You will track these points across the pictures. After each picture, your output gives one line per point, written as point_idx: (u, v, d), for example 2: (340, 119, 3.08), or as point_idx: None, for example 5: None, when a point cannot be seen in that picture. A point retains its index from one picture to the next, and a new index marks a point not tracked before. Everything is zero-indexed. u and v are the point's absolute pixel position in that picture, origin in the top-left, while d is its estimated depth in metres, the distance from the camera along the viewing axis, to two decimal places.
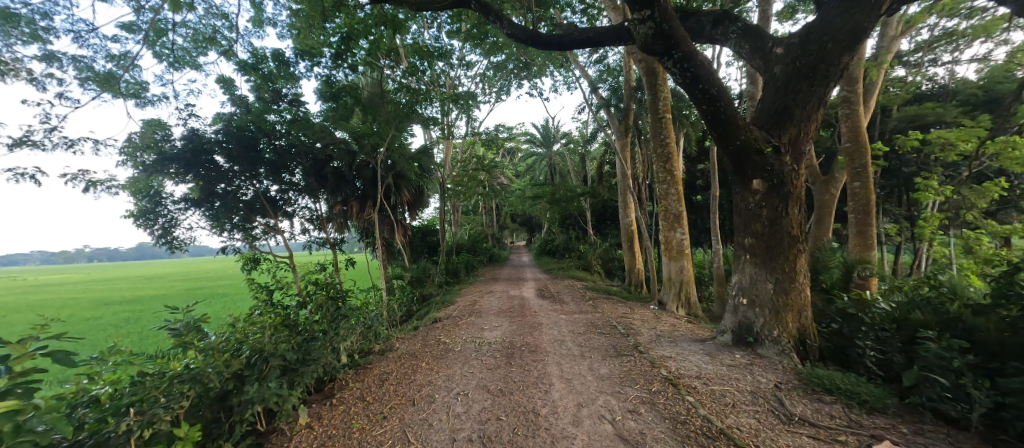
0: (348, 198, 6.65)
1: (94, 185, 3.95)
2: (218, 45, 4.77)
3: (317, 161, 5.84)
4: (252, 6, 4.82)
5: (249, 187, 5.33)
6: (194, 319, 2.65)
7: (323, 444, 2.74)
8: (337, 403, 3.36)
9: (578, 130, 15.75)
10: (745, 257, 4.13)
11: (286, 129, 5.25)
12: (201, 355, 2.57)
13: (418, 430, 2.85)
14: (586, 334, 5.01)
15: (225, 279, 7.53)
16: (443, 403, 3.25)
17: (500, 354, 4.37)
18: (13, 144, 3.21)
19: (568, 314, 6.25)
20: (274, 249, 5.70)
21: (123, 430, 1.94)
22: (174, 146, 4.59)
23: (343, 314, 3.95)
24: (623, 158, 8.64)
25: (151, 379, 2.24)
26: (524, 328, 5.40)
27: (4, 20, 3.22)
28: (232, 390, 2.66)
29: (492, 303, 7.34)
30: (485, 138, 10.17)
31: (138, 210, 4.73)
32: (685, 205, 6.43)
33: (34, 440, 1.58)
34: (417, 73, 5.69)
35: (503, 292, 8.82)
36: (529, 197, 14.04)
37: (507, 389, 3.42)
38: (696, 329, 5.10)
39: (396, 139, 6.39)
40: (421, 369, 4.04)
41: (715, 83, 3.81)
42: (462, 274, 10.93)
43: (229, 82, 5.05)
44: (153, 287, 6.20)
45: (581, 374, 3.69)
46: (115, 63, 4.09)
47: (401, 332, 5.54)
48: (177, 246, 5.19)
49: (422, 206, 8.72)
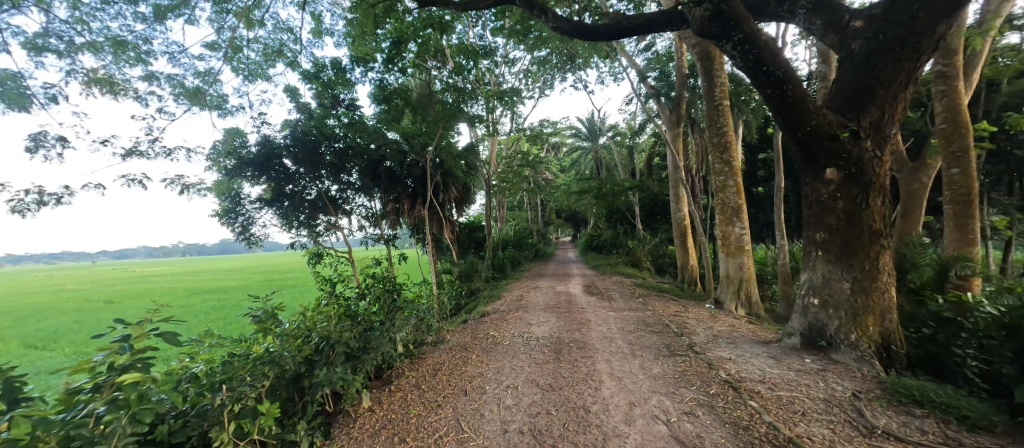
0: (400, 196, 6.95)
1: (188, 188, 4.46)
2: (285, 57, 5.20)
3: (373, 162, 6.18)
4: (313, 18, 5.19)
5: (314, 187, 5.75)
6: (272, 307, 2.94)
7: (384, 428, 2.91)
8: (395, 389, 3.56)
9: (626, 122, 15.24)
10: (816, 253, 3.80)
11: (345, 132, 5.59)
12: (278, 340, 2.83)
13: (470, 419, 2.95)
14: (637, 332, 4.87)
15: (293, 272, 8.18)
16: (494, 395, 3.33)
17: (548, 350, 4.37)
18: (125, 154, 3.72)
19: (617, 311, 6.11)
20: (335, 245, 6.12)
21: (218, 404, 2.21)
22: (250, 152, 5.07)
23: (399, 306, 4.15)
24: (675, 149, 8.22)
25: (238, 360, 2.51)
26: (573, 325, 5.34)
27: (116, 47, 3.75)
28: (304, 373, 2.91)
29: (538, 299, 7.34)
30: (531, 134, 10.17)
31: (222, 210, 5.31)
32: (745, 198, 6.02)
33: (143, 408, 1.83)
34: (463, 73, 5.81)
35: (549, 287, 8.81)
36: (574, 192, 13.87)
37: (557, 384, 3.42)
38: (758, 330, 4.76)
39: (444, 138, 6.59)
40: (472, 361, 4.15)
41: (780, 66, 3.51)
42: (508, 269, 11.08)
43: (294, 91, 5.46)
44: (234, 278, 6.91)
45: (632, 372, 3.59)
46: (201, 80, 4.59)
47: (452, 325, 5.73)
48: (254, 242, 5.74)
49: (469, 202, 8.91)
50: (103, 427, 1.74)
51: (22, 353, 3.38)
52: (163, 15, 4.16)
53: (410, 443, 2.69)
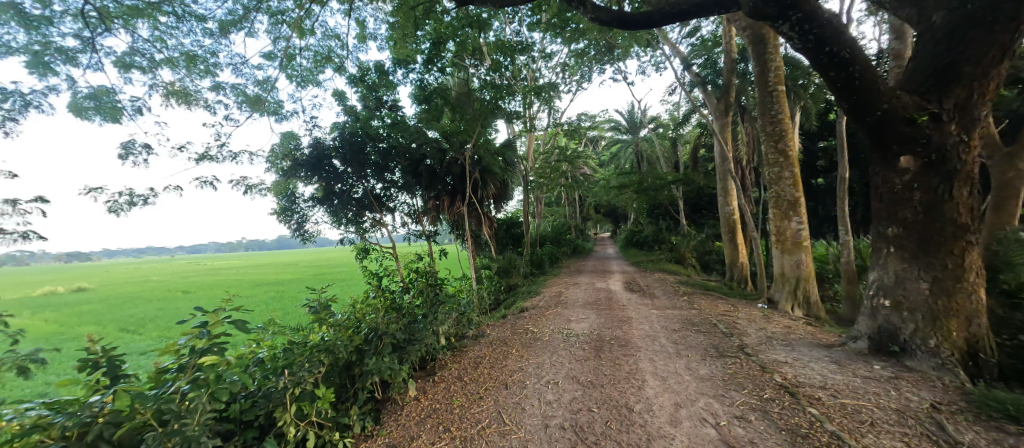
0: (440, 193, 7.11)
1: (250, 188, 4.84)
2: (333, 62, 5.48)
3: (414, 161, 6.37)
4: (358, 24, 5.42)
5: (360, 185, 6.01)
6: (327, 299, 3.14)
7: (429, 417, 3.04)
8: (439, 380, 3.68)
9: (668, 113, 14.63)
10: (887, 250, 3.46)
11: (389, 132, 5.81)
12: (332, 330, 3.02)
13: (511, 412, 3.00)
14: (682, 331, 4.70)
15: (342, 267, 8.66)
16: (534, 390, 3.35)
17: (589, 346, 4.32)
18: (198, 158, 4.09)
19: (660, 308, 5.91)
20: (381, 240, 6.39)
21: (282, 387, 2.40)
22: (304, 154, 5.39)
23: (441, 300, 4.27)
24: (723, 140, 7.78)
25: (298, 348, 2.70)
26: (613, 322, 5.24)
27: (188, 61, 4.13)
28: (355, 361, 3.08)
29: (577, 295, 7.26)
30: (569, 129, 10.05)
31: (279, 208, 5.73)
32: (803, 190, 5.59)
33: (215, 388, 2.03)
34: (500, 70, 5.84)
35: (589, 284, 8.69)
36: (613, 187, 13.55)
37: (599, 382, 3.38)
38: (819, 333, 4.42)
39: (481, 135, 6.70)
40: (513, 356, 4.20)
41: (845, 45, 3.20)
42: (546, 265, 11.05)
43: (342, 95, 5.75)
44: (291, 272, 7.44)
45: (678, 372, 3.47)
46: (260, 88, 4.95)
47: (491, 320, 5.82)
48: (308, 238, 6.14)
49: (507, 198, 8.97)
50: (188, 403, 1.95)
51: (120, 334, 3.85)
52: (227, 29, 4.52)
53: (454, 433, 2.79)
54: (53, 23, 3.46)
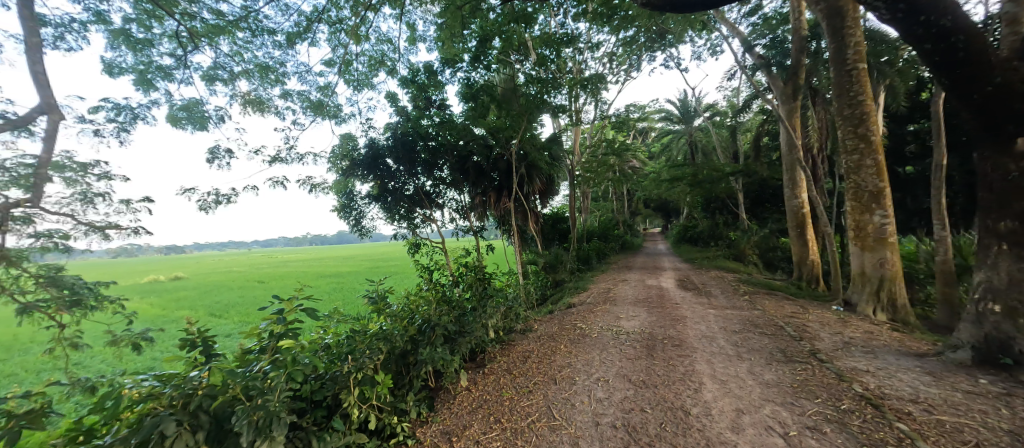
0: (486, 189, 7.20)
1: (315, 187, 5.23)
2: (386, 66, 5.74)
3: (462, 157, 6.51)
4: (408, 28, 5.63)
5: (411, 183, 6.20)
6: (384, 290, 3.32)
7: (480, 407, 3.13)
8: (488, 372, 3.77)
9: (726, 100, 13.67)
10: (998, 247, 2.99)
11: (438, 131, 5.98)
12: (390, 319, 3.20)
13: (561, 407, 3.00)
14: (744, 332, 4.40)
15: (395, 260, 9.09)
16: (584, 386, 3.32)
17: (640, 345, 4.19)
18: (271, 160, 4.49)
19: (718, 308, 5.58)
20: (431, 236, 6.59)
21: (346, 371, 2.59)
22: (360, 154, 5.69)
23: (489, 293, 4.34)
24: (791, 126, 7.13)
25: (359, 335, 2.88)
26: (666, 321, 5.03)
27: (261, 73, 4.54)
28: (410, 350, 3.23)
29: (627, 293, 7.04)
30: (617, 120, 9.72)
31: (339, 205, 6.13)
32: (888, 180, 4.99)
33: (289, 369, 2.23)
34: (546, 64, 5.80)
35: (638, 281, 8.41)
36: (664, 180, 12.95)
37: (651, 382, 3.27)
38: (908, 340, 3.93)
39: (527, 130, 6.70)
40: (561, 352, 4.18)
41: (946, 12, 2.77)
42: (594, 262, 10.84)
43: (394, 96, 6.00)
44: (350, 265, 7.94)
45: (739, 376, 3.26)
46: (322, 94, 5.32)
47: (538, 315, 5.83)
48: (365, 233, 6.51)
49: (552, 193, 8.90)
50: (269, 381, 2.16)
51: (210, 319, 4.35)
52: (293, 40, 4.90)
53: (505, 424, 2.85)
54: (153, 46, 3.96)
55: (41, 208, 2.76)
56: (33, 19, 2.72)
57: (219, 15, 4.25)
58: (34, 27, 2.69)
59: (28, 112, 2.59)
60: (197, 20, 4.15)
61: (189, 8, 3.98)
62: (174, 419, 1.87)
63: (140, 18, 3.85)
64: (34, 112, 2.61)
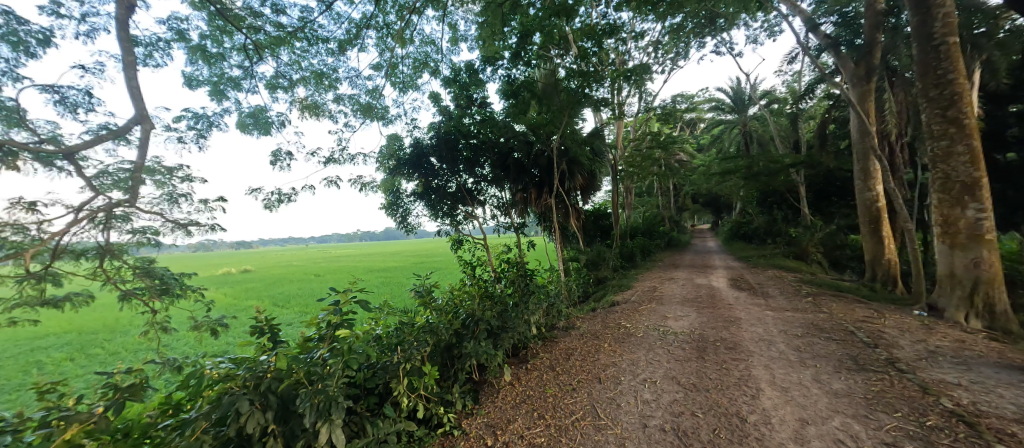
0: (527, 186, 7.19)
1: (365, 186, 5.49)
2: (429, 67, 5.90)
3: (502, 154, 6.55)
4: (451, 28, 5.74)
5: (454, 180, 6.32)
6: (430, 284, 3.43)
7: (524, 402, 3.15)
8: (531, 368, 3.78)
9: (786, 85, 12.63)
10: None
11: (479, 129, 6.06)
12: (435, 313, 3.30)
13: (606, 407, 2.95)
14: (807, 337, 4.07)
15: (438, 256, 9.36)
16: (630, 387, 3.23)
17: (689, 347, 4.00)
18: (326, 162, 4.78)
19: (776, 310, 5.20)
20: (473, 232, 6.69)
21: (396, 361, 2.71)
22: (406, 153, 5.89)
23: (532, 290, 4.34)
24: (863, 111, 6.45)
25: (408, 328, 3.00)
26: (718, 322, 4.76)
27: (317, 80, 4.85)
28: (455, 344, 3.31)
29: (674, 292, 6.76)
30: (663, 112, 9.31)
31: (387, 203, 6.42)
32: (986, 169, 4.37)
33: (344, 358, 2.37)
34: (588, 57, 5.69)
35: (687, 279, 8.02)
36: (715, 174, 12.24)
37: (703, 385, 3.12)
38: (1011, 352, 3.43)
39: (569, 126, 6.60)
40: (605, 350, 4.10)
41: None
42: (638, 259, 10.49)
43: (437, 96, 6.15)
44: (397, 260, 8.29)
45: (802, 384, 3.02)
46: (371, 97, 5.58)
47: (581, 312, 5.76)
48: (410, 229, 6.75)
49: (594, 189, 8.72)
50: (328, 368, 2.31)
51: (274, 308, 4.72)
52: (345, 47, 5.17)
53: (549, 421, 2.85)
54: (225, 59, 4.34)
55: (136, 207, 3.13)
56: (129, 41, 3.07)
57: (279, 27, 4.58)
58: (129, 48, 3.05)
59: (126, 123, 2.94)
60: (261, 33, 4.50)
61: (254, 22, 4.32)
62: (247, 398, 2.04)
63: (213, 35, 4.25)
64: (131, 123, 2.96)
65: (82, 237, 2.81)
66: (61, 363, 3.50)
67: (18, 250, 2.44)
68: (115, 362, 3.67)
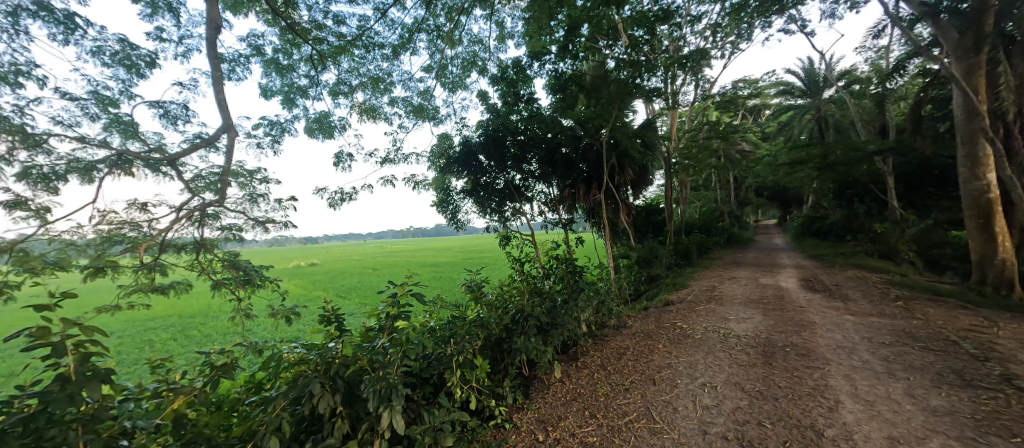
0: (575, 181, 7.05)
1: (418, 184, 5.71)
2: (477, 66, 6.00)
3: (550, 150, 6.49)
4: (498, 26, 5.79)
5: (502, 177, 6.35)
6: (480, 279, 3.50)
7: (574, 400, 3.13)
8: (581, 366, 3.73)
9: (869, 63, 11.23)
10: None
11: (526, 125, 6.06)
12: (486, 308, 3.36)
13: (662, 410, 2.83)
14: (896, 346, 3.61)
15: (486, 252, 9.51)
16: (687, 390, 3.07)
17: (754, 351, 3.72)
18: (383, 162, 5.05)
19: (858, 315, 4.67)
20: (521, 228, 6.71)
21: (448, 353, 2.80)
22: (456, 151, 6.03)
23: (582, 286, 4.26)
24: (970, 88, 5.56)
25: (460, 321, 3.09)
26: (788, 326, 4.38)
27: (374, 85, 5.14)
28: (505, 338, 3.35)
29: (736, 292, 6.32)
30: (723, 99, 8.69)
31: (437, 200, 6.63)
32: None
33: (401, 348, 2.50)
34: (639, 46, 5.46)
35: (750, 279, 7.44)
36: (783, 164, 11.21)
37: (770, 393, 2.89)
38: None
39: (619, 118, 6.38)
40: (659, 351, 3.93)
41: None
42: (694, 257, 9.91)
43: (484, 95, 6.23)
44: (447, 256, 8.53)
45: (892, 399, 2.68)
46: (423, 99, 5.79)
47: (633, 311, 5.57)
48: (460, 226, 6.92)
49: (646, 183, 8.38)
50: (388, 357, 2.45)
51: (338, 299, 5.07)
52: (399, 51, 5.41)
53: (601, 420, 2.81)
54: (294, 70, 4.73)
55: (224, 206, 3.52)
56: (216, 58, 3.45)
57: (340, 37, 4.90)
58: (216, 64, 3.42)
59: (215, 132, 3.31)
60: (325, 43, 4.83)
61: (318, 34, 4.66)
62: (318, 381, 2.21)
63: (284, 48, 4.65)
64: (219, 132, 3.32)
65: (182, 233, 3.22)
66: (166, 342, 4.05)
67: (135, 245, 2.91)
68: (209, 343, 4.17)
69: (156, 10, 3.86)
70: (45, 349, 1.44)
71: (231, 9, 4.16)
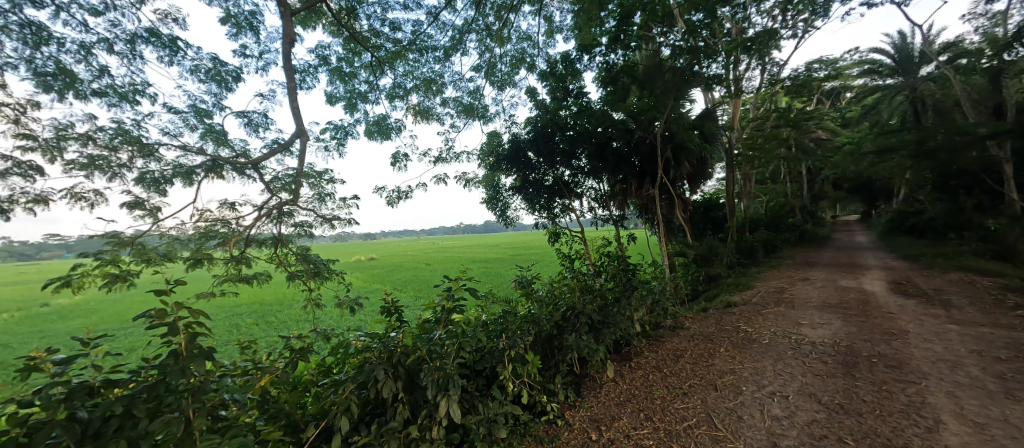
0: (627, 176, 6.80)
1: (469, 182, 5.86)
2: (526, 62, 6.02)
3: (600, 144, 6.32)
4: (546, 21, 5.75)
5: (551, 173, 6.30)
6: (531, 276, 3.51)
7: (629, 401, 3.05)
8: (636, 366, 3.62)
9: (980, 31, 9.62)
10: None
11: (576, 120, 5.96)
12: (537, 304, 3.37)
13: (725, 418, 2.68)
14: (1017, 362, 3.09)
15: (535, 248, 9.52)
16: (753, 398, 2.88)
17: (833, 361, 3.37)
18: (436, 160, 5.25)
19: (966, 325, 4.04)
20: (570, 225, 6.63)
21: (501, 348, 2.84)
22: (505, 148, 6.09)
23: (636, 285, 4.11)
24: None
25: (511, 316, 3.13)
26: (873, 334, 3.91)
27: (428, 87, 5.36)
28: (557, 335, 3.34)
29: (810, 295, 5.75)
30: (794, 83, 7.92)
31: (487, 197, 6.76)
32: None
33: (455, 341, 2.58)
34: (697, 31, 5.14)
35: (827, 281, 6.73)
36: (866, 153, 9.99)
37: (853, 408, 2.61)
38: None
39: (674, 109, 6.06)
40: (721, 356, 3.71)
41: None
42: (760, 256, 9.16)
43: (533, 91, 6.23)
44: (497, 252, 8.67)
45: (1012, 423, 2.30)
46: (472, 98, 5.92)
47: (690, 312, 5.29)
48: (509, 222, 6.98)
49: (704, 177, 7.89)
50: (444, 348, 2.55)
51: (396, 292, 5.34)
52: (450, 53, 5.57)
53: (658, 424, 2.72)
54: (355, 76, 5.06)
55: (298, 205, 3.86)
56: (291, 70, 3.79)
57: (396, 42, 5.15)
58: (291, 75, 3.75)
59: (289, 138, 3.63)
60: (382, 50, 5.11)
61: (376, 40, 4.94)
62: (383, 368, 2.35)
63: (348, 57, 4.99)
64: (293, 137, 3.65)
65: (263, 229, 3.60)
66: (250, 327, 4.54)
67: (225, 239, 3.42)
68: (285, 329, 4.62)
69: (241, 29, 4.33)
70: (162, 327, 1.67)
71: (301, 23, 4.54)
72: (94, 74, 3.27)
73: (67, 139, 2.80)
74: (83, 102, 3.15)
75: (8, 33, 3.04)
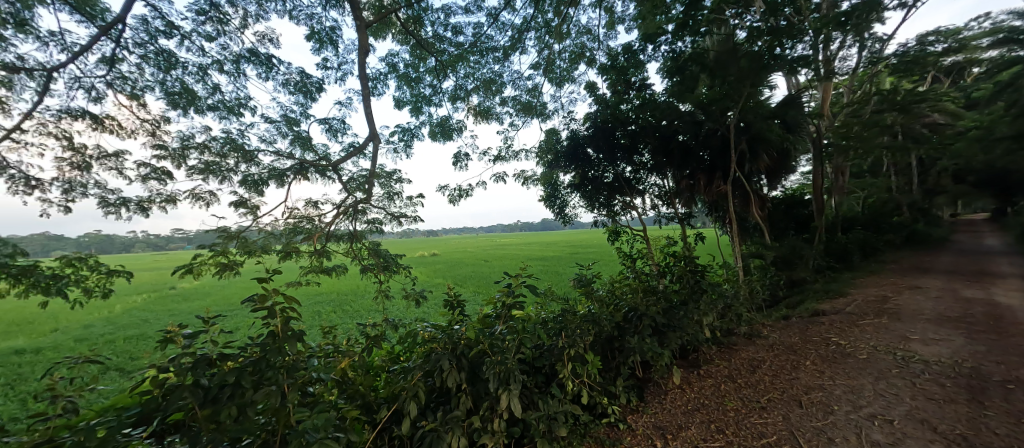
0: (694, 171, 6.36)
1: (527, 180, 5.91)
2: (585, 57, 5.91)
3: (665, 138, 6.00)
4: (608, 13, 5.59)
5: (611, 170, 6.11)
6: (591, 274, 3.43)
7: (697, 410, 2.88)
8: (705, 374, 3.39)
9: None
10: None
11: (638, 114, 5.73)
12: (597, 304, 3.29)
13: (812, 438, 2.41)
14: None
15: (592, 247, 9.31)
16: (847, 420, 2.56)
17: (951, 384, 2.87)
18: (495, 159, 5.36)
19: None
20: (631, 223, 6.39)
21: (561, 346, 2.83)
22: (564, 146, 6.05)
23: (706, 287, 3.82)
24: None
25: (571, 315, 3.09)
26: (1012, 355, 3.25)
27: (489, 87, 5.51)
28: (618, 336, 3.23)
29: (922, 306, 4.94)
30: (901, 60, 6.85)
31: (545, 195, 6.76)
32: None
33: (515, 337, 2.60)
34: (779, 9, 4.66)
35: (945, 291, 5.73)
36: None
37: (981, 440, 2.21)
38: None
39: (751, 97, 5.55)
40: (806, 369, 3.34)
41: None
42: (856, 259, 8.05)
43: (593, 86, 6.09)
44: (553, 250, 8.63)
45: None
46: (531, 95, 5.94)
47: (768, 319, 4.82)
48: (567, 221, 6.89)
49: (784, 171, 7.13)
50: (504, 343, 2.59)
51: (457, 287, 5.54)
52: (509, 53, 5.65)
53: (731, 437, 2.53)
54: (420, 81, 5.34)
55: (371, 203, 4.18)
56: (365, 78, 4.10)
57: (459, 46, 5.35)
58: (365, 82, 4.05)
59: (364, 141, 3.94)
60: (445, 54, 5.33)
61: (440, 45, 5.16)
62: (447, 358, 2.46)
63: (414, 63, 5.29)
64: (367, 141, 3.96)
65: (342, 225, 3.95)
66: (330, 315, 4.99)
67: (309, 234, 3.82)
68: (359, 317, 5.02)
69: (322, 44, 4.78)
70: (263, 310, 1.91)
71: (374, 35, 4.89)
72: (209, 92, 3.83)
73: (188, 148, 3.31)
74: (201, 116, 3.70)
75: (148, 61, 3.67)
